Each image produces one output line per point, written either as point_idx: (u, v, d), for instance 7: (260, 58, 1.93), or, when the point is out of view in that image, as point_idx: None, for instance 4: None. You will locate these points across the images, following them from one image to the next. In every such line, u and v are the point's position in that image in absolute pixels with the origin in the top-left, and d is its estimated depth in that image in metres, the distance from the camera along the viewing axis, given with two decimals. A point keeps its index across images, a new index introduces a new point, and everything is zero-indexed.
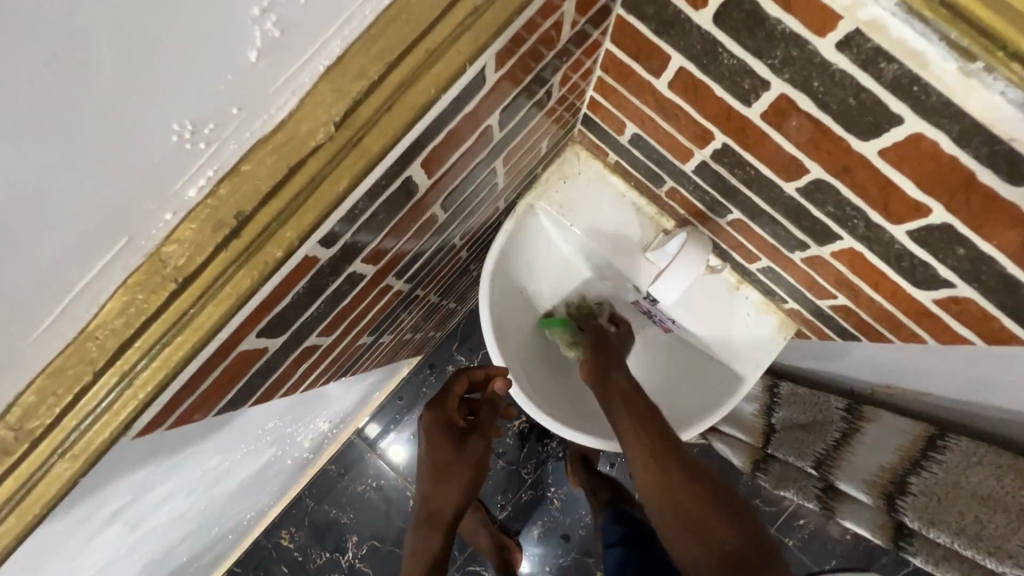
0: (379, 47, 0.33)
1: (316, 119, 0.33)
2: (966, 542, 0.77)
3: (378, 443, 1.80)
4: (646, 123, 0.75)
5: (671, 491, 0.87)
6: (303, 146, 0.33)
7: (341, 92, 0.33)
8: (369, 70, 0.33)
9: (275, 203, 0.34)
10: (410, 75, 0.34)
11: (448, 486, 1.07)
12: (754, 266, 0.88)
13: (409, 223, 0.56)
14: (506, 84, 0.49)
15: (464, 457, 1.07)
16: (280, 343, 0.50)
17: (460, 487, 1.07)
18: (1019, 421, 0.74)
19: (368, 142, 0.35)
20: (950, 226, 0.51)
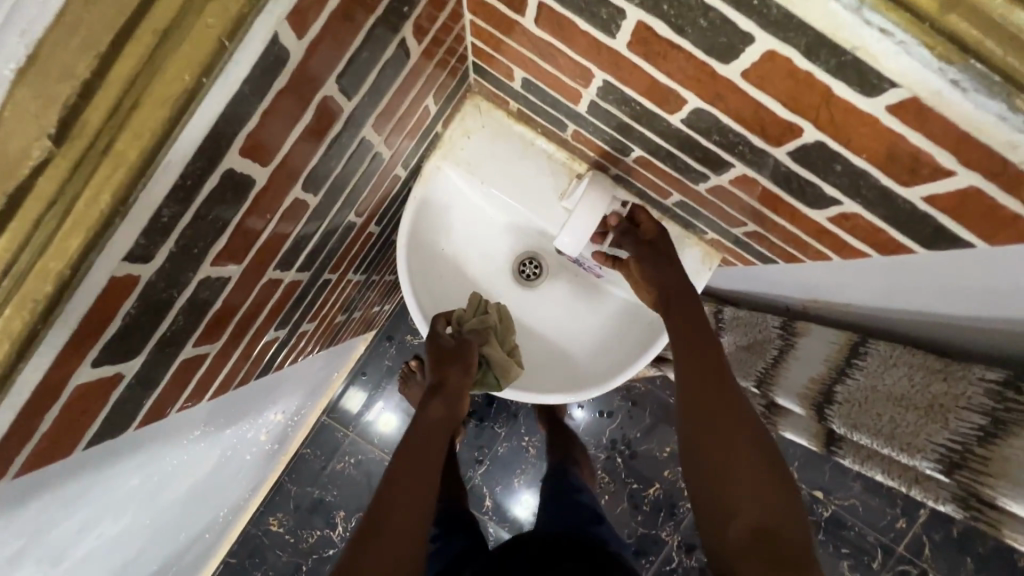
0: (82, 39, 0.31)
1: (30, 133, 0.31)
2: (882, 442, 0.79)
3: (364, 413, 1.81)
4: (530, 67, 0.70)
5: (697, 409, 0.74)
6: (28, 166, 0.32)
7: (45, 96, 0.31)
8: (78, 66, 0.31)
9: (13, 231, 0.32)
10: (142, 65, 0.31)
11: (432, 413, 0.91)
12: (668, 201, 0.86)
13: (267, 215, 0.52)
14: (330, 51, 0.45)
15: (461, 376, 0.95)
16: (141, 364, 0.48)
17: (446, 422, 0.91)
18: (930, 322, 0.76)
19: (121, 147, 0.32)
20: (824, 144, 0.49)
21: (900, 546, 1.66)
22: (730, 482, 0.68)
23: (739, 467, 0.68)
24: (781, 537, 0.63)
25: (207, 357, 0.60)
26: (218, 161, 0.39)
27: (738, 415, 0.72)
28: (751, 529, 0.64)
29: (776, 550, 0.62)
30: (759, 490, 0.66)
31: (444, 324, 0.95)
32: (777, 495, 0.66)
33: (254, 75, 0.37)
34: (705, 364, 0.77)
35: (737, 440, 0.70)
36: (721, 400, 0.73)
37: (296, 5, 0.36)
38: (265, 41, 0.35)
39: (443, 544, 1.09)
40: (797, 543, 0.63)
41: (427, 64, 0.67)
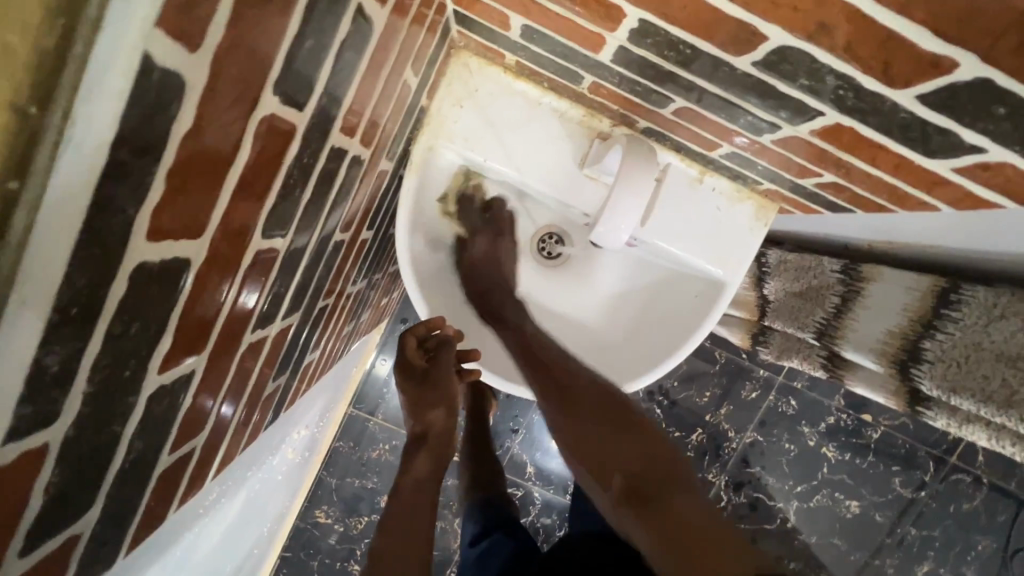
0: None
1: None
2: (995, 409, 0.69)
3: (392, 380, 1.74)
4: (532, 12, 0.53)
5: (548, 387, 0.68)
6: None
7: None
8: None
9: None
10: None
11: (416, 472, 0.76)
12: (716, 153, 0.70)
13: (224, 285, 0.39)
14: (256, 57, 0.30)
15: (445, 421, 0.82)
16: (102, 510, 0.37)
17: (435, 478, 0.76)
18: None
19: None
20: (985, 81, 0.34)
21: (953, 456, 1.61)
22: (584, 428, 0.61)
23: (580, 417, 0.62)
24: (667, 480, 0.52)
25: (195, 451, 0.49)
26: (117, 262, 0.26)
27: (596, 392, 0.64)
28: (621, 486, 0.54)
29: (661, 508, 0.50)
30: (601, 424, 0.60)
31: (417, 353, 0.83)
32: (631, 433, 0.58)
33: (129, 129, 0.23)
34: (542, 369, 0.70)
35: (593, 416, 0.61)
36: (568, 386, 0.66)
37: (171, 3, 0.22)
38: (132, 71, 0.21)
39: (490, 544, 0.93)
40: (653, 462, 0.55)
41: (399, 27, 0.51)
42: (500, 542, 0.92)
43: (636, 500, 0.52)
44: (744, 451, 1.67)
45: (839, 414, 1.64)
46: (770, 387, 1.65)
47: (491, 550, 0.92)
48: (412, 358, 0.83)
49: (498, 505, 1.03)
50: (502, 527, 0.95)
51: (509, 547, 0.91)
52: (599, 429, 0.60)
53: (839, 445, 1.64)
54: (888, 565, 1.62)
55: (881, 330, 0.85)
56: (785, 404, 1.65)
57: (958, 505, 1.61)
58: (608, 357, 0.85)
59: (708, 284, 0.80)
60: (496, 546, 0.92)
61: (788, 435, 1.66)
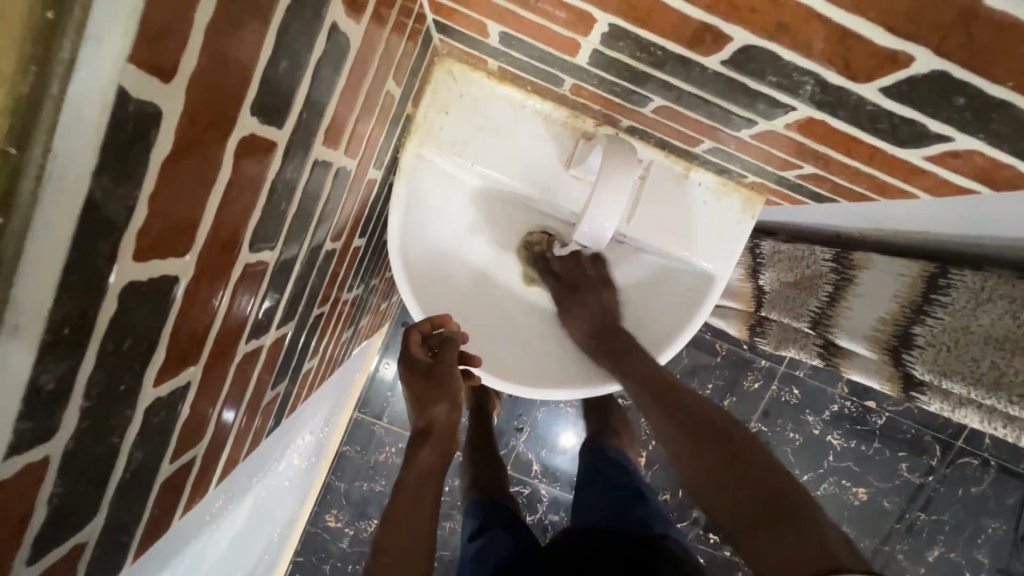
0: None
1: None
2: (984, 392, 0.69)
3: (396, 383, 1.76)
4: (508, 20, 0.55)
5: (672, 427, 0.72)
6: None
7: None
8: None
9: None
10: None
11: (420, 464, 0.77)
12: (699, 149, 0.71)
13: (213, 300, 0.40)
14: (231, 82, 0.31)
15: (449, 414, 0.82)
16: (105, 520, 0.38)
17: (438, 470, 0.77)
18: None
19: None
20: (942, 73, 0.35)
21: (959, 440, 1.61)
22: (713, 465, 0.64)
23: (707, 458, 0.65)
24: (787, 503, 0.56)
25: (196, 459, 0.51)
26: (104, 283, 0.27)
27: (722, 434, 0.67)
28: (741, 517, 0.58)
29: (780, 531, 0.53)
30: (731, 463, 0.63)
31: (421, 347, 0.84)
32: (746, 474, 0.61)
33: (108, 159, 0.24)
34: (664, 390, 0.75)
35: (718, 454, 0.65)
36: (696, 425, 0.70)
37: (141, 40, 0.23)
38: (107, 105, 0.23)
39: (486, 542, 0.94)
40: (782, 502, 0.56)
41: (378, 41, 0.52)
42: (498, 538, 0.92)
43: (759, 527, 0.55)
44: None
45: (842, 402, 1.64)
46: (772, 376, 1.66)
47: (487, 546, 0.92)
48: (415, 354, 0.84)
49: (497, 503, 1.04)
50: (501, 524, 0.96)
51: (506, 544, 0.91)
52: (732, 473, 0.62)
53: (843, 432, 1.64)
54: (897, 550, 1.62)
55: (873, 317, 0.85)
56: (789, 394, 1.66)
57: (966, 488, 1.60)
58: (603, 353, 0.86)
59: (698, 277, 0.81)
60: (494, 542, 0.92)
61: (792, 424, 1.66)
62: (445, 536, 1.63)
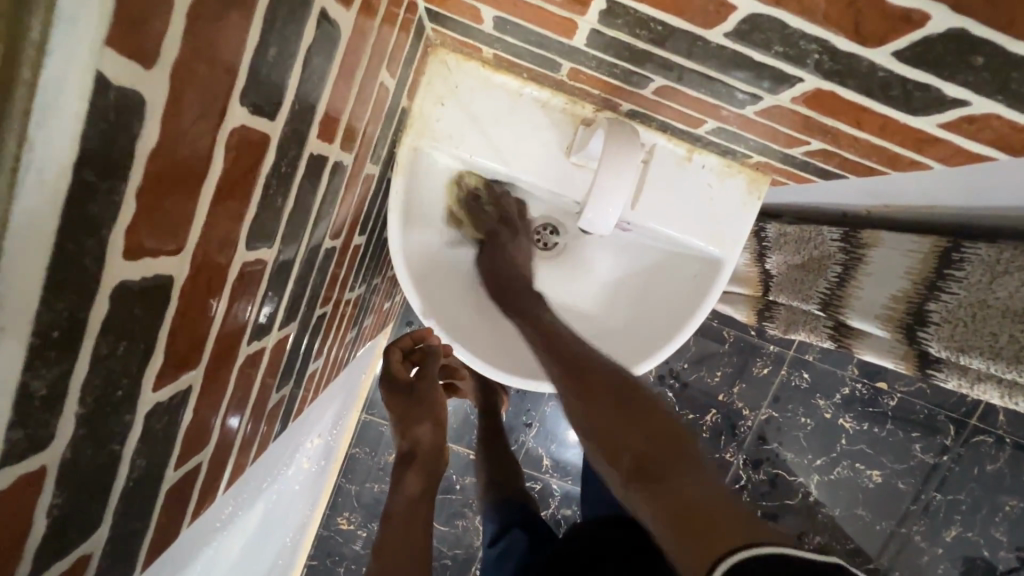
0: None
1: None
2: (1004, 366, 0.68)
3: None
4: (502, 3, 0.53)
5: (576, 379, 0.66)
6: None
7: None
8: None
9: None
10: None
11: (409, 488, 0.78)
12: (702, 130, 0.70)
13: (212, 301, 0.39)
14: (219, 70, 0.30)
15: (432, 437, 0.82)
16: (110, 531, 0.37)
17: (427, 494, 0.78)
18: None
19: None
20: (960, 32, 0.34)
21: (974, 419, 1.59)
22: (612, 434, 0.58)
23: (609, 424, 0.59)
24: (688, 462, 0.51)
25: (202, 465, 0.50)
26: (93, 284, 0.26)
27: (626, 394, 0.62)
28: (633, 469, 0.53)
29: (681, 489, 0.48)
30: (631, 423, 0.58)
31: (402, 367, 0.87)
32: (655, 429, 0.56)
33: (90, 150, 0.23)
34: (579, 365, 0.68)
35: (624, 427, 0.58)
36: (595, 386, 0.64)
37: (120, 22, 0.22)
38: (85, 92, 0.21)
39: (506, 545, 0.93)
40: (680, 464, 0.51)
41: (369, 29, 0.51)
42: (517, 540, 0.92)
43: (651, 483, 0.50)
44: (760, 428, 1.65)
45: (853, 384, 1.62)
46: (781, 362, 1.64)
47: (507, 550, 0.92)
48: (398, 373, 0.87)
49: (513, 503, 1.03)
50: (519, 524, 0.96)
51: (524, 545, 0.91)
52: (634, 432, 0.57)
53: (855, 415, 1.63)
54: (915, 532, 1.61)
55: (886, 295, 0.83)
56: (799, 378, 1.64)
57: (982, 467, 1.59)
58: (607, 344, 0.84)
59: (704, 263, 0.80)
60: (513, 544, 0.92)
61: (804, 409, 1.64)
62: (458, 535, 1.62)
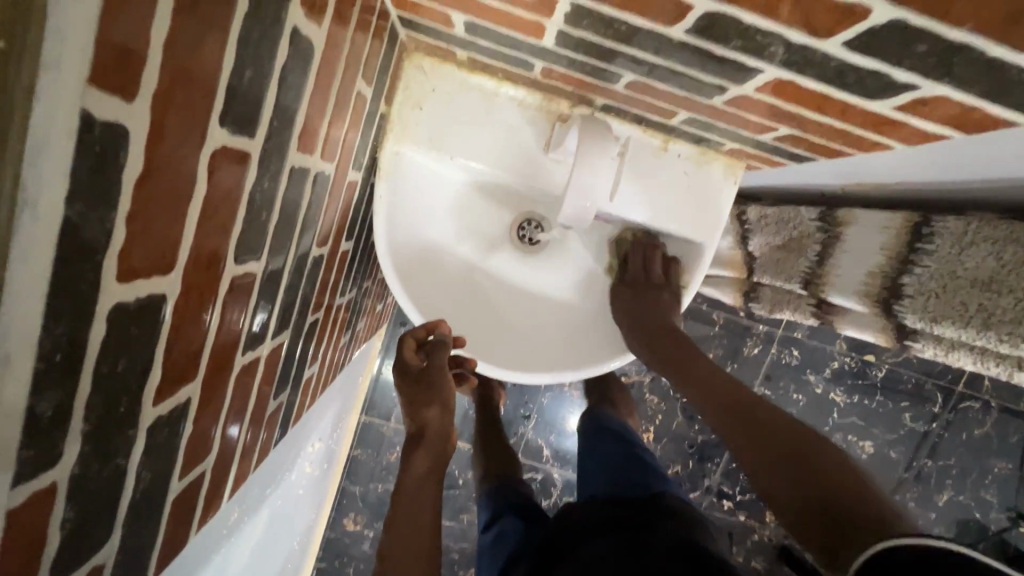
0: None
1: None
2: (974, 333, 0.71)
3: None
4: (471, 9, 0.55)
5: (711, 396, 0.75)
6: None
7: None
8: None
9: None
10: None
11: (415, 469, 0.76)
12: (675, 121, 0.71)
13: (204, 315, 0.41)
14: (198, 97, 0.31)
15: (441, 418, 0.79)
16: (121, 541, 0.39)
17: (434, 476, 0.76)
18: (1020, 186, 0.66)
19: None
20: (902, 22, 0.35)
21: (960, 385, 1.63)
22: (773, 436, 0.65)
23: (767, 426, 0.67)
24: (821, 479, 0.59)
25: (205, 474, 0.51)
26: (90, 307, 0.28)
27: (751, 405, 0.70)
28: (803, 504, 0.59)
29: (847, 504, 0.56)
30: (757, 435, 0.66)
31: (415, 352, 0.82)
32: (778, 442, 0.64)
33: (81, 182, 0.24)
34: (713, 388, 0.75)
35: (774, 447, 0.64)
36: (723, 398, 0.73)
37: (102, 64, 0.23)
38: (73, 129, 0.23)
39: (499, 530, 0.95)
40: (829, 477, 0.59)
41: (343, 42, 0.52)
42: (509, 525, 0.94)
43: (815, 495, 0.58)
44: None
45: (842, 359, 1.66)
46: (771, 341, 1.67)
47: (501, 533, 0.93)
48: (409, 359, 0.82)
49: (504, 488, 1.05)
50: (512, 510, 0.97)
51: (518, 529, 0.93)
52: (785, 438, 0.64)
53: (846, 388, 1.66)
54: (908, 499, 1.65)
55: (863, 271, 0.86)
56: (789, 355, 1.67)
57: (970, 431, 1.63)
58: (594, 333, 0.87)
59: (685, 248, 0.83)
60: (506, 529, 0.94)
61: (795, 385, 1.68)
62: (463, 529, 1.65)
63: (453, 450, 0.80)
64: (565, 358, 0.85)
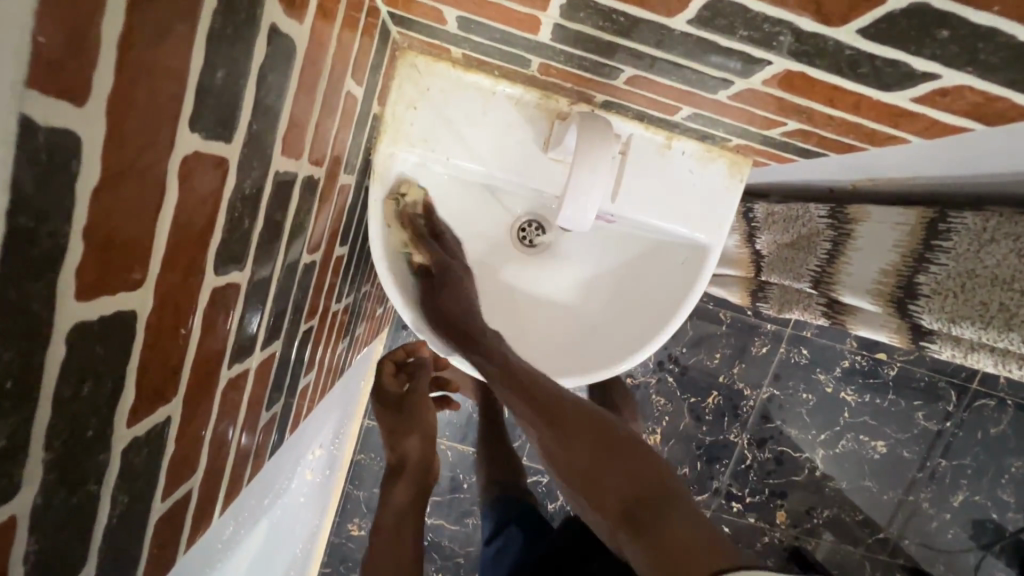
0: None
1: None
2: (993, 334, 0.67)
3: None
4: (463, 3, 0.52)
5: (539, 416, 0.67)
6: None
7: None
8: None
9: None
10: None
11: (396, 497, 0.82)
12: (678, 117, 0.69)
13: (182, 329, 0.39)
14: (162, 99, 0.29)
15: (420, 447, 0.86)
16: (97, 569, 0.37)
17: (414, 503, 0.81)
18: None
19: None
20: (922, 6, 0.33)
21: (974, 383, 1.59)
22: (598, 468, 0.60)
23: (589, 455, 0.61)
24: (657, 500, 0.55)
25: (192, 492, 0.50)
26: (45, 328, 0.26)
27: (582, 418, 0.64)
28: (621, 513, 0.56)
29: (664, 527, 0.52)
30: (595, 459, 0.61)
31: (393, 380, 0.91)
32: (612, 462, 0.60)
33: (24, 194, 0.22)
34: (527, 388, 0.69)
35: (603, 460, 0.60)
36: (555, 412, 0.66)
37: (40, 63, 0.21)
38: (11, 135, 0.21)
39: (503, 542, 0.94)
40: (653, 501, 0.55)
41: (328, 39, 0.50)
42: (513, 537, 0.93)
43: (637, 525, 0.54)
44: (762, 407, 1.65)
45: (852, 357, 1.62)
46: (780, 340, 1.64)
47: (504, 545, 0.92)
48: (388, 387, 0.91)
49: (508, 499, 1.03)
50: (516, 520, 0.96)
51: (521, 542, 0.91)
52: (612, 464, 0.60)
53: (856, 387, 1.63)
54: (922, 499, 1.62)
55: (875, 269, 0.83)
56: (798, 354, 1.64)
57: (985, 430, 1.59)
58: (594, 341, 0.83)
59: (691, 250, 0.80)
60: (509, 541, 0.93)
61: (804, 385, 1.64)
62: (468, 533, 1.63)
63: (434, 482, 0.87)
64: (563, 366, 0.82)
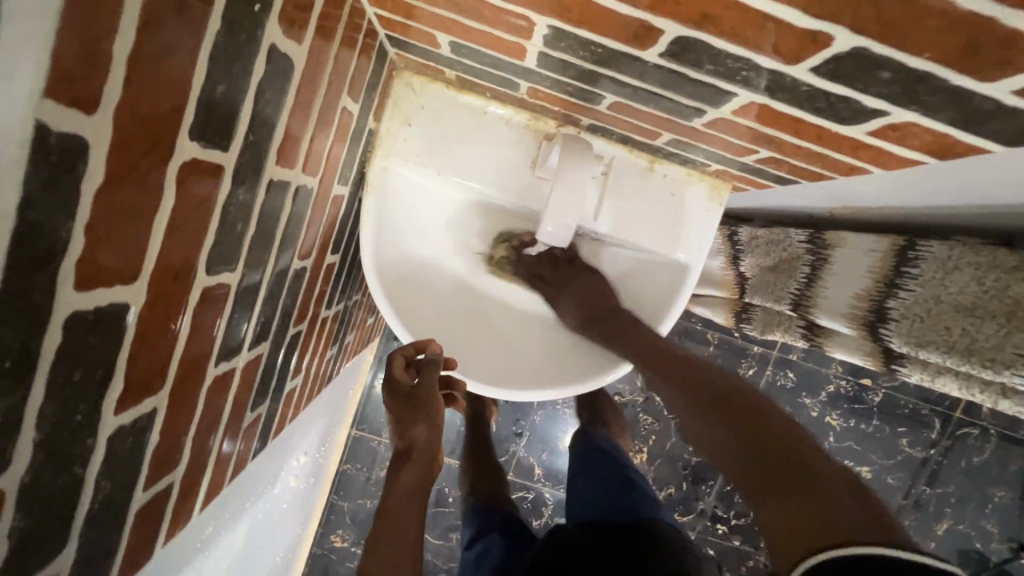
0: None
1: None
2: (957, 359, 0.69)
3: None
4: (455, 29, 0.56)
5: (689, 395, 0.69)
6: None
7: None
8: None
9: None
10: None
11: (401, 485, 0.80)
12: (660, 142, 0.72)
13: (172, 324, 0.41)
14: (165, 111, 0.32)
15: (428, 436, 0.84)
16: (77, 552, 0.38)
17: (420, 491, 0.79)
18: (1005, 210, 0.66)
19: None
20: (864, 51, 0.36)
21: (958, 411, 1.61)
22: (756, 430, 0.59)
23: (746, 418, 0.61)
24: (815, 471, 0.52)
25: (174, 485, 0.51)
26: (43, 315, 0.28)
27: (740, 394, 0.64)
28: (763, 483, 0.54)
29: (815, 496, 0.50)
30: (755, 421, 0.60)
31: (405, 371, 0.85)
32: (755, 439, 0.58)
33: (34, 192, 0.25)
34: (659, 354, 0.74)
35: (734, 415, 0.62)
36: (716, 386, 0.67)
37: (57, 77, 0.24)
38: (26, 139, 0.23)
39: (484, 547, 0.93)
40: (817, 466, 0.53)
41: (326, 58, 0.53)
42: (494, 543, 0.93)
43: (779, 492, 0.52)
44: None
45: (838, 382, 1.64)
46: (766, 362, 1.66)
47: (486, 549, 0.92)
48: (398, 376, 0.85)
49: (492, 506, 1.04)
50: (498, 528, 0.96)
51: (503, 548, 0.91)
52: (763, 429, 0.59)
53: (841, 412, 1.65)
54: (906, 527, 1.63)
55: (850, 294, 0.85)
56: (784, 378, 1.66)
57: (968, 459, 1.60)
58: (580, 354, 0.85)
59: (671, 269, 0.82)
60: (490, 546, 0.93)
61: (790, 408, 1.66)
62: (452, 548, 1.62)
63: (440, 469, 0.85)
64: (549, 377, 0.83)
